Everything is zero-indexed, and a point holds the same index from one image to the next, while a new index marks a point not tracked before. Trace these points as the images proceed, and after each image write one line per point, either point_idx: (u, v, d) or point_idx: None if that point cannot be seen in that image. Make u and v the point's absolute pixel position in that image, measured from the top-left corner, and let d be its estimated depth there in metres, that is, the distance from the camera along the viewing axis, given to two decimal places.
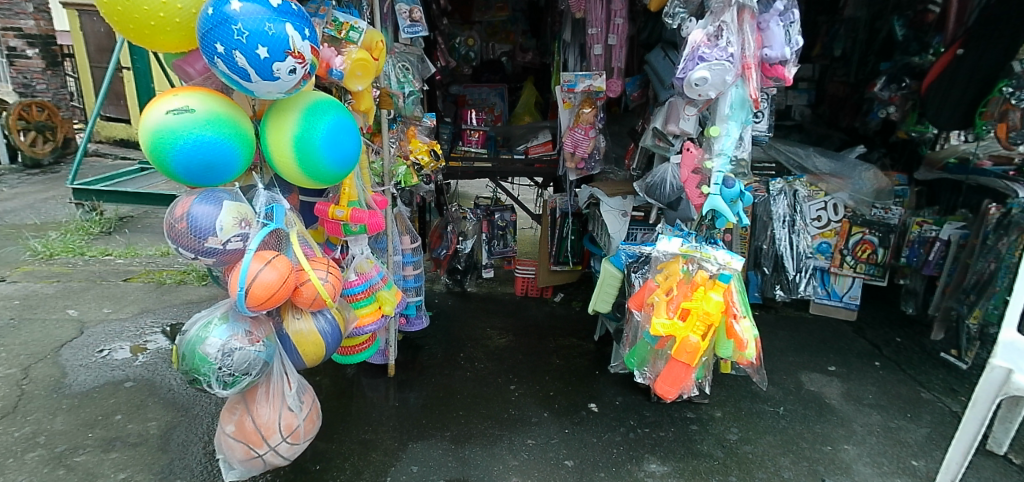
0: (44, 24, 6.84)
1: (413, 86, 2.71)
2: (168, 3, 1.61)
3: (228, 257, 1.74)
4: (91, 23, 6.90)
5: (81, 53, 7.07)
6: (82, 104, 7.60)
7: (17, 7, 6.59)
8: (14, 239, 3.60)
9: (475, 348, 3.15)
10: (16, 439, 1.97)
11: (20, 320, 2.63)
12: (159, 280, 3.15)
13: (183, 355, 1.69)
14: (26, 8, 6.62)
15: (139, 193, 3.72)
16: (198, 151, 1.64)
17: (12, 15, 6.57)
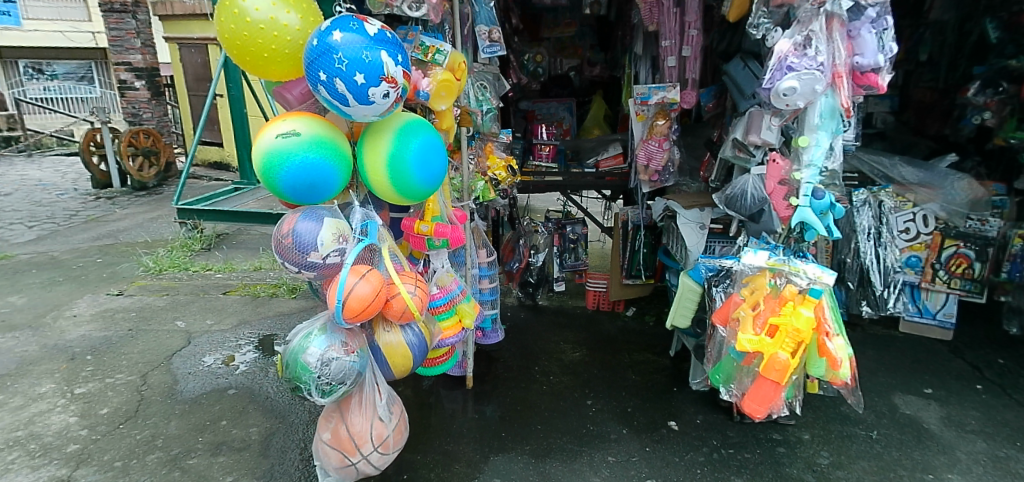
0: (149, 58, 7.47)
1: (491, 104, 2.78)
2: (279, 36, 1.72)
3: (327, 271, 1.82)
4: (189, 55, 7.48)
5: (181, 83, 7.68)
6: (182, 129, 8.22)
7: (127, 43, 7.23)
8: (128, 256, 3.94)
9: (549, 362, 3.15)
10: (138, 441, 2.13)
11: (136, 331, 2.85)
12: (254, 293, 3.36)
13: (287, 363, 1.78)
14: (134, 44, 7.26)
15: (234, 212, 3.98)
16: (304, 172, 1.74)
17: (123, 51, 7.22)
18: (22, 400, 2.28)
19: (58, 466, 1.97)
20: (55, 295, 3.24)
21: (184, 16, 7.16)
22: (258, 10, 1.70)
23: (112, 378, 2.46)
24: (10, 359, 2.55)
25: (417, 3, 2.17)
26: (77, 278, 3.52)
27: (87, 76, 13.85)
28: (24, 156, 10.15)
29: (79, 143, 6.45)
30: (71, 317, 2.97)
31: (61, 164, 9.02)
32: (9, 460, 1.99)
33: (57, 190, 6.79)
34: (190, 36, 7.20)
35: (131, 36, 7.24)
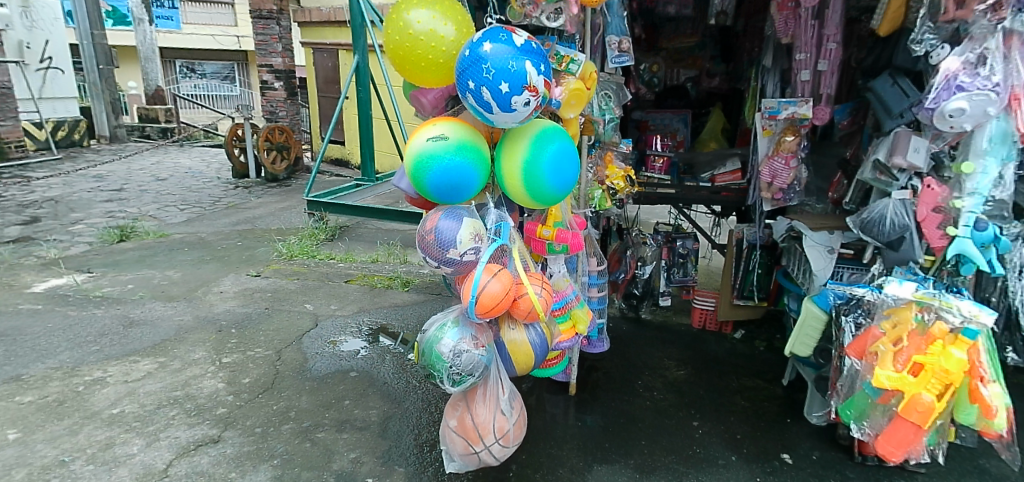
0: (288, 61, 8.03)
1: (613, 113, 2.72)
2: (436, 47, 1.86)
3: (462, 267, 2.04)
4: (320, 59, 8.09)
5: (312, 85, 8.33)
6: (308, 128, 8.89)
7: (270, 47, 7.85)
8: (264, 241, 4.32)
9: (653, 377, 3.07)
10: (274, 411, 2.32)
11: (271, 309, 3.13)
12: (372, 284, 3.58)
13: (423, 352, 1.99)
14: (276, 47, 7.83)
15: (356, 207, 4.30)
16: (449, 173, 1.96)
17: (266, 54, 7.88)
18: (181, 363, 2.55)
19: (210, 426, 2.16)
20: (204, 272, 3.61)
21: (321, 22, 7.77)
22: (421, 23, 1.86)
23: (253, 351, 2.70)
24: (169, 326, 2.86)
25: (556, 14, 2.20)
26: (222, 258, 3.90)
27: (229, 76, 18.45)
28: (176, 144, 11.41)
29: (225, 135, 7.14)
30: (218, 293, 3.30)
31: (206, 154, 10.07)
32: (170, 415, 2.20)
33: (201, 177, 7.57)
34: (323, 41, 7.79)
35: (274, 40, 7.83)
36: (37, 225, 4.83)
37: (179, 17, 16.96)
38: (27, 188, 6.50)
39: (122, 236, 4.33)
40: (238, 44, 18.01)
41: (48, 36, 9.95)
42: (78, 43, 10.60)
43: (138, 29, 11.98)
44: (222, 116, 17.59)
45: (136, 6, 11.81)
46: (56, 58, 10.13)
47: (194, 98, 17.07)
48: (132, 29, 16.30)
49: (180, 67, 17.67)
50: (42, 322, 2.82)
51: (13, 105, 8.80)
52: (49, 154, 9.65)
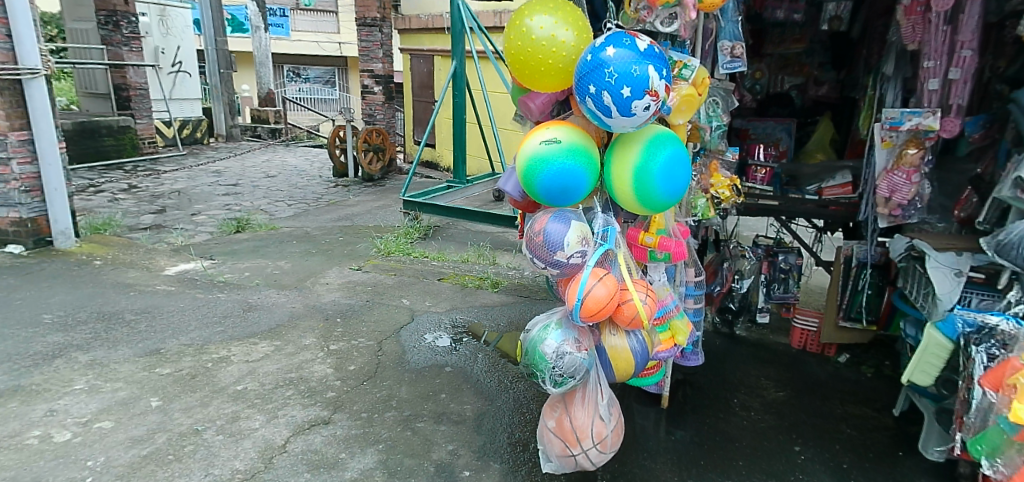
0: (387, 66, 8.40)
1: (721, 120, 2.64)
2: (556, 52, 1.90)
3: (569, 270, 2.09)
4: (417, 64, 8.44)
5: (408, 89, 8.71)
6: (401, 131, 9.28)
7: (372, 53, 8.23)
8: (363, 237, 4.56)
9: (749, 396, 2.95)
10: (377, 398, 2.43)
11: (372, 302, 3.29)
12: (463, 283, 3.68)
13: (527, 352, 2.05)
14: (377, 53, 8.18)
15: (447, 208, 4.48)
16: (560, 176, 2.04)
17: (368, 59, 8.29)
18: (294, 348, 2.72)
19: (321, 408, 2.30)
20: (311, 264, 3.85)
21: (419, 29, 8.10)
22: (543, 28, 1.91)
23: (357, 340, 2.85)
24: (282, 312, 3.07)
25: (671, 19, 2.18)
26: (326, 251, 4.14)
27: (329, 80, 19.59)
28: (283, 143, 12.22)
29: (328, 137, 7.57)
30: (325, 284, 3.50)
31: (309, 153, 10.74)
32: (287, 395, 2.35)
33: (305, 175, 8.06)
34: (421, 48, 8.13)
35: (375, 46, 8.18)
36: (167, 214, 5.32)
37: (289, 25, 18.16)
38: (156, 180, 7.17)
39: (238, 227, 4.70)
40: (339, 50, 18.98)
41: (180, 43, 10.90)
42: (204, 49, 11.59)
43: (255, 35, 12.93)
44: (321, 118, 18.70)
45: (254, 15, 12.75)
46: (186, 63, 11.11)
47: (298, 101, 18.25)
48: (247, 36, 17.66)
49: (287, 71, 18.95)
50: (176, 302, 3.10)
51: (148, 106, 9.76)
52: (175, 150, 10.60)
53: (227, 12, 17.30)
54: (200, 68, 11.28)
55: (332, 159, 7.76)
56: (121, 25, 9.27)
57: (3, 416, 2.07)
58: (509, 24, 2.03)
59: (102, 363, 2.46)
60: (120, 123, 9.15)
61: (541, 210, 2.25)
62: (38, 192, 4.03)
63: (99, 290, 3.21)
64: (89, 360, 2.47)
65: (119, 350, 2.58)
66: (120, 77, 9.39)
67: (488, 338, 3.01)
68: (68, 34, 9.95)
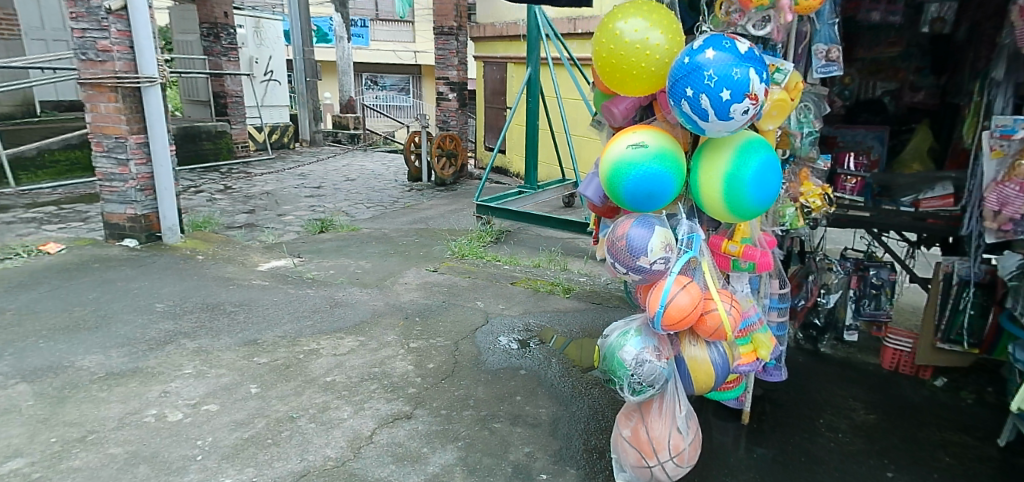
0: (461, 74, 8.61)
1: (813, 126, 2.53)
2: (649, 55, 2.03)
3: (651, 276, 2.06)
4: (490, 72, 8.63)
5: (481, 96, 8.91)
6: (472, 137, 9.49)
7: (448, 61, 8.45)
8: (439, 239, 4.69)
9: (836, 417, 2.80)
10: (455, 396, 2.46)
11: (448, 303, 3.39)
12: (535, 287, 3.72)
13: (605, 357, 2.03)
14: (452, 61, 8.40)
15: (520, 212, 4.56)
16: (645, 181, 2.03)
17: (443, 67, 8.52)
18: (377, 344, 2.84)
19: (404, 403, 2.37)
20: (390, 264, 4.00)
21: (494, 37, 8.29)
22: (637, 31, 2.05)
23: (435, 340, 2.93)
24: (365, 309, 3.21)
25: (764, 22, 2.13)
26: (403, 253, 4.29)
27: (403, 88, 20.33)
28: (361, 147, 12.74)
29: (404, 143, 7.80)
30: (403, 284, 3.64)
31: (385, 158, 11.14)
32: (371, 389, 2.45)
33: (380, 179, 8.37)
34: (495, 56, 8.31)
35: (451, 54, 8.41)
36: (258, 214, 5.68)
37: (368, 35, 19.05)
38: (248, 182, 7.65)
39: (322, 228, 4.94)
40: (414, 58, 19.67)
41: (272, 53, 11.64)
42: (292, 59, 12.28)
43: (339, 46, 13.62)
44: (395, 125, 19.38)
45: (338, 26, 13.41)
46: (275, 72, 11.83)
47: (373, 107, 19.00)
48: (329, 46, 18.61)
49: (365, 79, 19.80)
50: (270, 296, 3.30)
51: (242, 112, 10.44)
52: (264, 154, 11.28)
53: (313, 24, 18.31)
54: (289, 77, 12.00)
55: (407, 164, 8.04)
56: (221, 37, 9.97)
57: (124, 394, 2.27)
58: (600, 29, 2.18)
59: (206, 351, 2.64)
60: (217, 129, 9.81)
61: (622, 216, 2.24)
62: (151, 191, 4.40)
63: (203, 283, 3.46)
64: (195, 347, 2.67)
65: (221, 339, 2.77)
66: (219, 86, 10.12)
67: (556, 343, 3.03)
68: (175, 46, 10.83)
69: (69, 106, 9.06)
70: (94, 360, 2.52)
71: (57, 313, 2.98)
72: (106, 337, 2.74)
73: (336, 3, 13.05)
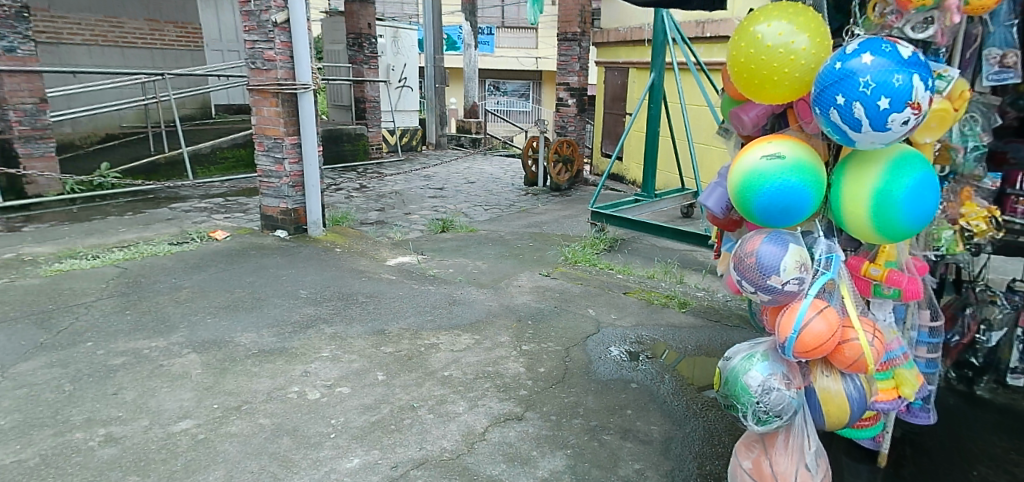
0: (582, 80, 8.58)
1: (979, 140, 2.25)
2: (794, 60, 1.93)
3: (782, 297, 1.95)
4: (611, 77, 8.57)
5: (601, 102, 8.88)
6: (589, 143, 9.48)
7: (569, 66, 8.49)
8: (554, 245, 4.75)
9: (994, 471, 2.45)
10: (566, 403, 2.46)
11: (560, 308, 3.43)
12: (649, 298, 3.65)
13: (727, 381, 1.97)
14: (574, 67, 8.44)
15: (636, 221, 4.50)
16: (781, 195, 1.93)
17: (565, 73, 8.52)
18: (491, 343, 2.94)
19: (515, 404, 2.42)
20: (506, 266, 4.12)
21: (617, 42, 8.23)
22: (781, 35, 1.95)
23: (547, 344, 2.97)
24: (482, 309, 3.35)
25: (926, 24, 1.92)
26: (518, 256, 4.40)
27: (524, 94, 20.83)
28: (481, 150, 13.21)
29: (522, 148, 7.99)
30: (517, 286, 3.74)
31: (503, 162, 11.46)
32: (485, 387, 2.54)
33: (498, 182, 8.63)
34: (618, 61, 8.24)
35: (573, 60, 8.45)
36: (388, 212, 6.09)
37: (494, 42, 19.77)
38: (381, 182, 8.22)
39: (443, 227, 5.20)
40: (535, 64, 20.03)
41: (407, 61, 12.43)
42: (423, 66, 13.02)
43: (467, 53, 14.20)
44: (514, 130, 19.79)
45: (467, 34, 14.01)
46: (408, 79, 12.61)
47: (494, 112, 19.63)
48: (457, 53, 19.50)
49: (488, 85, 20.59)
50: (396, 291, 3.53)
51: (377, 116, 10.97)
52: (394, 155, 12.06)
53: (443, 32, 19.32)
54: (420, 83, 12.73)
55: (524, 168, 8.21)
56: (364, 46, 10.76)
57: (273, 371, 2.55)
58: (740, 33, 2.11)
59: (341, 337, 2.89)
60: (356, 132, 10.66)
61: (749, 232, 2.13)
62: (300, 187, 4.89)
63: (340, 274, 3.78)
64: (332, 333, 2.94)
65: (354, 327, 3.02)
66: (360, 92, 10.93)
67: (667, 358, 2.95)
68: (325, 55, 11.93)
69: (237, 108, 10.28)
70: (249, 337, 2.86)
71: (222, 293, 3.41)
72: (259, 317, 3.09)
73: (466, 13, 13.65)
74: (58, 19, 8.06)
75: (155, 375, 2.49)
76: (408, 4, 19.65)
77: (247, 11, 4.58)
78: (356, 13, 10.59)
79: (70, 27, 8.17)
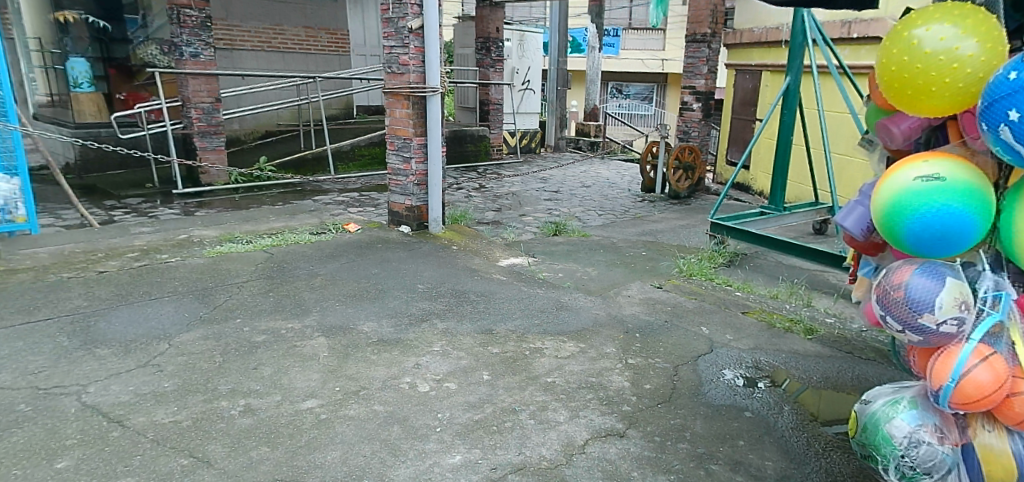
0: (710, 83, 8.18)
1: None
2: (957, 69, 1.70)
3: (936, 338, 1.73)
4: (742, 80, 8.08)
5: (729, 106, 8.42)
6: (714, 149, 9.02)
7: (697, 69, 8.12)
8: (668, 255, 4.59)
9: None
10: (671, 425, 2.37)
11: (671, 323, 3.31)
12: (770, 321, 3.40)
13: (868, 428, 1.90)
14: (702, 69, 8.06)
15: (759, 235, 4.23)
16: (937, 220, 1.71)
17: (691, 76, 8.18)
18: (595, 353, 2.91)
19: (617, 420, 2.37)
20: (617, 275, 4.05)
21: (751, 43, 7.74)
22: (943, 40, 1.72)
23: (654, 360, 2.88)
24: (588, 317, 3.32)
25: None
26: (630, 265, 4.31)
27: (648, 96, 20.31)
28: (600, 154, 13.07)
29: (641, 153, 7.78)
30: (626, 296, 3.67)
31: (621, 167, 11.25)
32: (587, 398, 2.52)
33: (615, 187, 8.50)
34: (751, 63, 7.75)
35: (701, 62, 8.07)
36: (504, 213, 6.25)
37: (619, 44, 19.48)
38: (499, 182, 8.44)
39: (556, 231, 5.22)
40: (661, 65, 19.40)
41: (531, 64, 12.61)
42: (547, 69, 13.15)
43: (592, 56, 14.10)
44: (635, 134, 19.34)
45: (593, 36, 13.92)
46: (532, 81, 12.81)
47: (616, 115, 19.34)
48: (582, 55, 19.47)
49: (610, 88, 20.42)
50: (506, 291, 3.61)
51: (500, 118, 11.39)
52: (514, 156, 12.31)
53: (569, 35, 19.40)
54: (543, 86, 12.89)
55: (642, 174, 8.02)
56: (492, 50, 11.08)
57: (388, 361, 2.73)
58: (891, 38, 1.91)
59: (451, 333, 3.02)
60: (479, 133, 11.06)
61: (896, 262, 1.91)
62: (423, 186, 5.17)
63: (455, 271, 3.95)
64: (444, 328, 3.08)
65: (464, 324, 3.14)
66: (485, 95, 11.29)
67: (787, 387, 2.73)
68: (455, 58, 12.48)
69: (375, 109, 11.09)
70: (371, 326, 3.08)
71: (350, 283, 3.71)
72: (380, 307, 3.32)
73: (593, 14, 13.56)
74: (233, 27, 9.21)
75: (289, 354, 2.76)
76: (536, 7, 19.97)
77: (386, 18, 4.91)
78: (486, 17, 10.94)
79: (242, 34, 9.31)
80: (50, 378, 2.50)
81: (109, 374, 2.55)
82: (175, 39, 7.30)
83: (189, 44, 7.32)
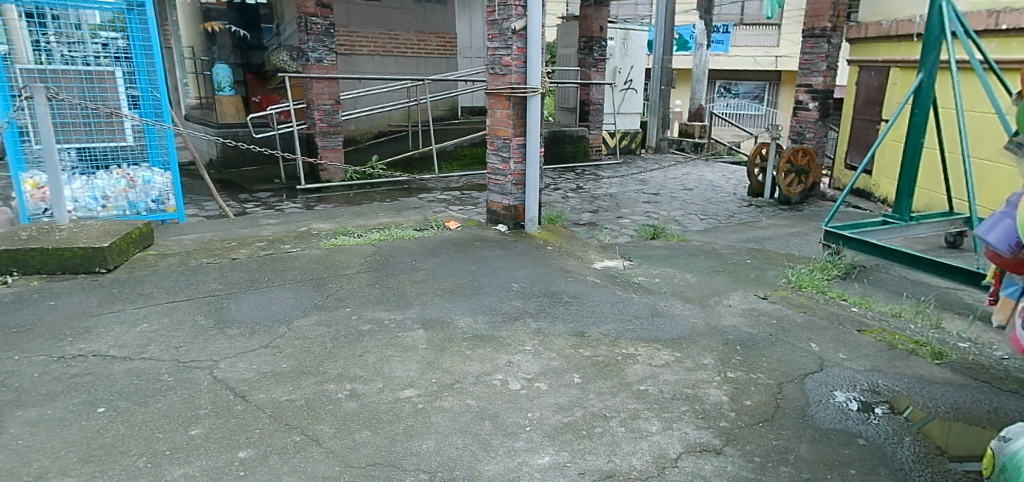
0: (829, 80, 7.57)
1: None
2: None
3: None
4: (866, 77, 7.41)
5: (849, 105, 7.76)
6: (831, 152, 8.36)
7: (814, 66, 7.53)
8: (775, 264, 4.32)
9: None
10: (773, 446, 2.23)
11: (776, 337, 3.12)
12: (891, 342, 3.10)
13: (1009, 468, 1.72)
14: (820, 66, 7.46)
15: (880, 247, 3.87)
16: None
17: (807, 73, 7.60)
18: (692, 364, 2.81)
19: (714, 435, 2.28)
20: (717, 283, 3.88)
21: (877, 37, 7.09)
22: None
23: (756, 375, 2.73)
24: (686, 326, 3.21)
25: None
26: (732, 272, 4.11)
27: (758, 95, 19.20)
28: (704, 155, 12.54)
29: (749, 155, 7.39)
30: (727, 306, 3.50)
31: (726, 169, 10.73)
32: (681, 410, 2.44)
33: (719, 191, 8.11)
34: (877, 59, 7.08)
35: (819, 58, 7.48)
36: (600, 214, 6.19)
37: (729, 40, 18.57)
38: (597, 184, 8.37)
39: (653, 234, 5.10)
40: (774, 63, 18.25)
41: (634, 63, 12.34)
42: (650, 68, 12.82)
43: (698, 53, 13.56)
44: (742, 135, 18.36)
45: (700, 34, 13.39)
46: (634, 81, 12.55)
47: (722, 115, 18.47)
48: (688, 53, 18.78)
49: (717, 87, 19.54)
50: (600, 294, 3.58)
51: (600, 118, 11.28)
52: (613, 158, 12.14)
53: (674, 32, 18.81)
54: (645, 86, 12.59)
55: (749, 177, 7.61)
56: (594, 50, 10.99)
57: (481, 356, 2.80)
58: None
59: (544, 333, 3.05)
60: (578, 133, 11.02)
61: None
62: (520, 186, 5.25)
63: (549, 271, 3.97)
64: (537, 328, 3.11)
65: (557, 325, 3.15)
66: (585, 95, 11.23)
67: (910, 416, 2.48)
68: (556, 58, 12.51)
69: (477, 110, 11.40)
70: (466, 321, 3.19)
71: (448, 278, 3.85)
72: (476, 304, 3.42)
73: (701, 11, 13.03)
74: (353, 33, 9.81)
75: (390, 344, 2.92)
76: (641, 6, 19.55)
77: (490, 20, 5.03)
78: (589, 17, 10.87)
79: (361, 39, 9.89)
80: (188, 353, 2.83)
81: (237, 352, 2.84)
82: (303, 45, 7.93)
83: (314, 50, 7.92)
